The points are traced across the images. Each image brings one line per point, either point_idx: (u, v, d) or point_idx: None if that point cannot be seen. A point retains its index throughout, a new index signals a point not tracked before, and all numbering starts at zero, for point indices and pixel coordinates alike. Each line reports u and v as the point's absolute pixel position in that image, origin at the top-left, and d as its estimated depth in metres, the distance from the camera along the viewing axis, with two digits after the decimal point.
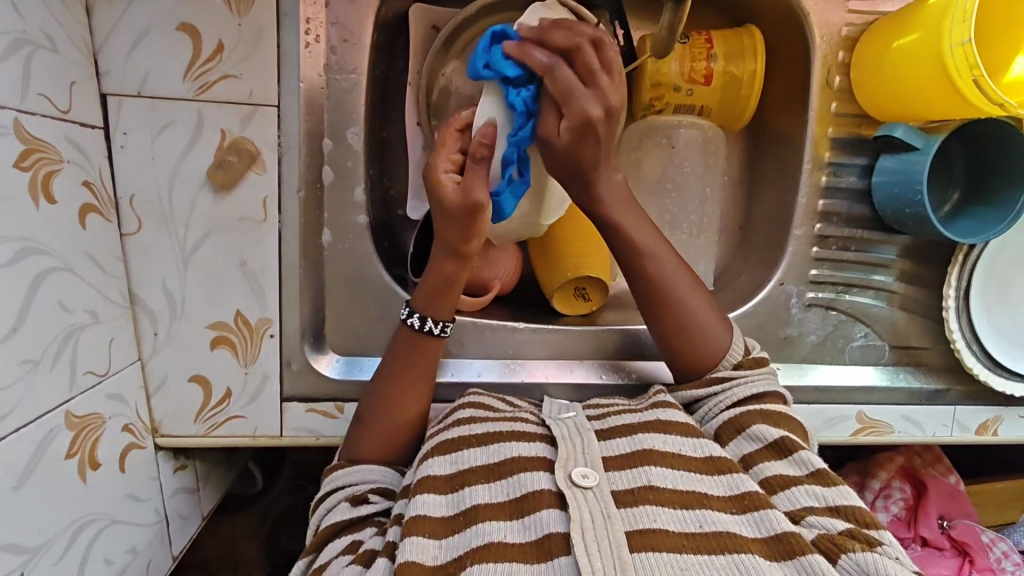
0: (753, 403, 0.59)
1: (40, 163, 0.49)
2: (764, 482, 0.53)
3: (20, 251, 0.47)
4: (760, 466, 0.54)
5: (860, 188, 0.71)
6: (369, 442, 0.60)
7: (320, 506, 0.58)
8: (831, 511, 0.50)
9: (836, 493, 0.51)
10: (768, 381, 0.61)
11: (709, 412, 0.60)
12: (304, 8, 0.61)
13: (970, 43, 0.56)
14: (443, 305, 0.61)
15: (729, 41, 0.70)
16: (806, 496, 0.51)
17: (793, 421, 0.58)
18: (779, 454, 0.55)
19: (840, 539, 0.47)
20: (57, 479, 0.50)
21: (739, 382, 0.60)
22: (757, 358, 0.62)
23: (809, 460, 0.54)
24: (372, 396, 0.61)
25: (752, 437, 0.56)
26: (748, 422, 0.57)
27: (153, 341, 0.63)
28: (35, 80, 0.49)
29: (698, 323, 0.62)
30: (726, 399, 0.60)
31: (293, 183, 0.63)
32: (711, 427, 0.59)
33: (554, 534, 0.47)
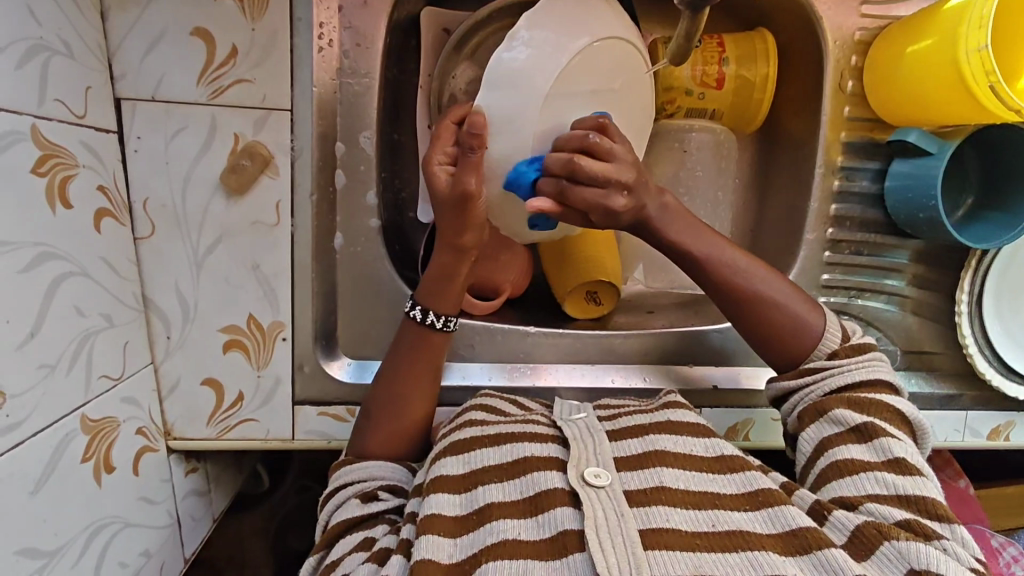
0: (849, 390, 0.57)
1: (57, 168, 0.49)
2: (836, 465, 0.53)
3: (37, 257, 0.47)
4: (834, 449, 0.54)
5: (873, 192, 0.71)
6: (376, 438, 0.60)
7: (328, 505, 0.58)
8: (900, 500, 0.50)
9: (909, 483, 0.50)
10: (866, 370, 0.58)
11: (800, 398, 0.59)
12: (317, 13, 0.62)
13: (987, 49, 0.56)
14: (446, 301, 0.61)
15: (742, 45, 0.70)
16: (873, 483, 0.51)
17: (891, 407, 0.56)
18: (858, 438, 0.53)
19: (887, 527, 0.47)
20: (72, 484, 0.50)
21: (837, 370, 0.58)
22: (857, 345, 0.60)
23: (888, 447, 0.52)
24: (379, 392, 0.61)
25: (834, 421, 0.55)
26: (832, 407, 0.56)
27: (166, 345, 0.63)
28: (51, 86, 0.49)
29: (798, 317, 0.61)
30: (822, 386, 0.58)
31: (306, 187, 0.63)
32: (798, 412, 0.59)
33: (568, 532, 0.47)
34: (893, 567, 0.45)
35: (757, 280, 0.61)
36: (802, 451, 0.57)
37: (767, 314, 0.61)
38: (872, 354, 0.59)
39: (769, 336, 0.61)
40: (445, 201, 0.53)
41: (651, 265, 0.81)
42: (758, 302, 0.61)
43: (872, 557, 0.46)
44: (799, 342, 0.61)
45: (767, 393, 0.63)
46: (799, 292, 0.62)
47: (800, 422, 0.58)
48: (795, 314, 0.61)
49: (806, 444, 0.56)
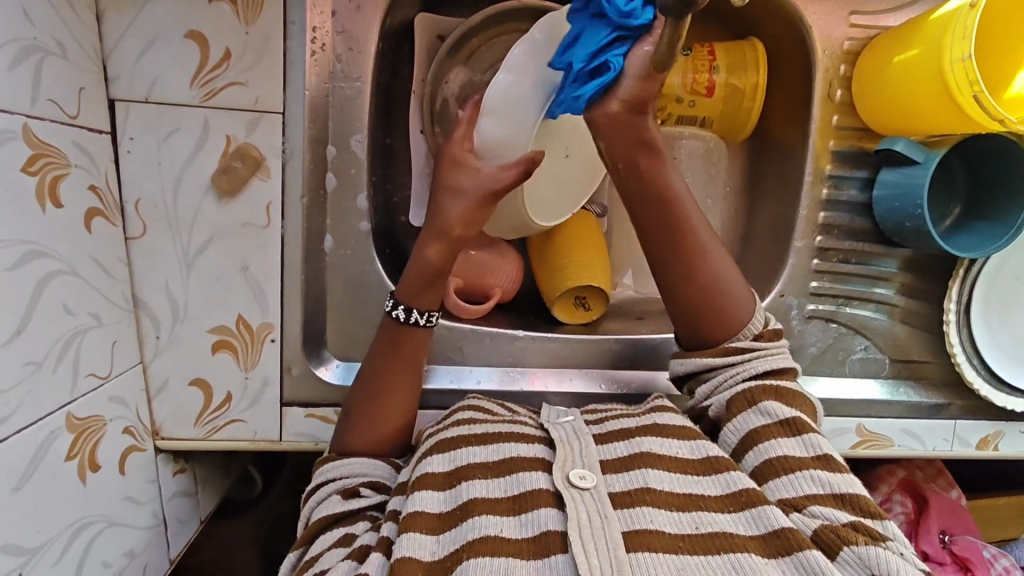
0: (770, 377, 0.58)
1: (47, 168, 0.50)
2: (769, 463, 0.52)
3: (26, 255, 0.47)
4: (765, 444, 0.53)
5: (861, 201, 0.71)
6: (357, 438, 0.61)
7: (309, 499, 0.59)
8: (836, 500, 0.49)
9: (841, 481, 0.50)
10: (784, 356, 0.59)
11: (722, 384, 0.59)
12: (311, 18, 0.62)
13: (970, 59, 0.56)
14: (426, 295, 0.61)
15: (733, 53, 0.71)
16: (809, 482, 0.51)
17: (811, 405, 0.57)
18: (787, 431, 0.53)
19: (844, 531, 0.47)
20: (57, 481, 0.50)
21: (759, 355, 0.59)
22: (777, 330, 0.61)
23: (817, 443, 0.52)
24: (358, 390, 0.62)
25: (762, 412, 0.55)
26: (762, 397, 0.56)
27: (155, 344, 0.63)
28: (45, 86, 0.50)
29: (733, 292, 0.60)
30: (745, 369, 0.58)
31: (296, 190, 0.63)
32: (724, 398, 0.58)
33: (550, 533, 0.48)
34: (854, 570, 0.45)
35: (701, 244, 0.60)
36: (728, 443, 0.57)
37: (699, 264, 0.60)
38: (785, 345, 0.61)
39: (701, 299, 0.60)
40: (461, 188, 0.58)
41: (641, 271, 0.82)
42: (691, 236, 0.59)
43: (835, 564, 0.46)
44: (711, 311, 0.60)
45: (681, 371, 0.63)
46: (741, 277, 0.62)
47: (727, 412, 0.58)
48: (733, 294, 0.60)
49: (732, 435, 0.56)
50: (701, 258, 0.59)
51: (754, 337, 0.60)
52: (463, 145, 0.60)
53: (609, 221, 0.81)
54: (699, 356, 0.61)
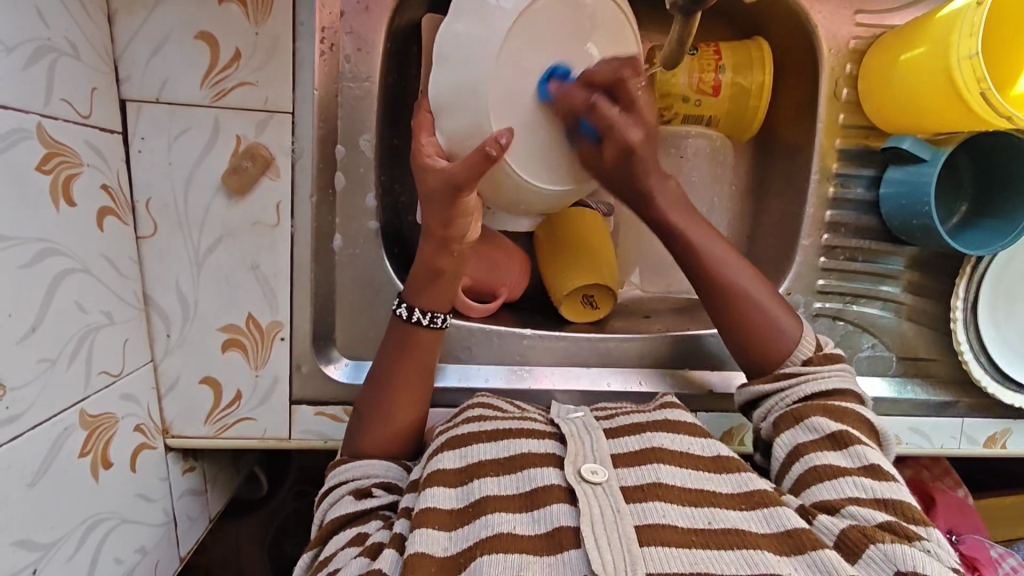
0: (822, 398, 0.58)
1: (61, 167, 0.50)
2: (814, 470, 0.53)
3: (41, 252, 0.48)
4: (810, 455, 0.54)
5: (867, 199, 0.71)
6: (370, 437, 0.61)
7: (325, 500, 0.59)
8: (878, 504, 0.50)
9: (885, 487, 0.51)
10: (839, 377, 0.59)
11: (773, 406, 0.60)
12: (319, 18, 0.63)
13: (977, 57, 0.57)
14: (436, 298, 0.61)
15: (738, 52, 0.71)
16: (853, 487, 0.51)
17: (861, 417, 0.57)
18: (833, 445, 0.54)
19: (871, 530, 0.47)
20: (70, 477, 0.51)
21: (809, 377, 0.59)
22: (829, 354, 0.61)
23: (864, 454, 0.53)
24: (371, 388, 0.62)
25: (809, 428, 0.56)
26: (810, 413, 0.56)
27: (165, 343, 0.64)
28: (58, 86, 0.50)
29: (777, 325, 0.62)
30: (794, 393, 0.59)
31: (305, 189, 0.64)
32: (773, 419, 0.59)
33: (564, 529, 0.48)
34: (881, 569, 0.45)
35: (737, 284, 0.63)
36: (777, 456, 0.57)
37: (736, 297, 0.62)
38: (841, 364, 0.61)
39: (754, 343, 0.62)
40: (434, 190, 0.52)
41: (647, 270, 0.82)
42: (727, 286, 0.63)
43: (860, 561, 0.46)
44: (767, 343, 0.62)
45: (740, 398, 0.64)
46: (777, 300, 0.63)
47: (775, 429, 0.58)
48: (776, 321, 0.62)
49: (779, 449, 0.57)
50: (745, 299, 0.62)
51: (804, 361, 0.61)
52: (429, 146, 0.54)
53: (616, 220, 0.81)
54: (755, 382, 0.62)
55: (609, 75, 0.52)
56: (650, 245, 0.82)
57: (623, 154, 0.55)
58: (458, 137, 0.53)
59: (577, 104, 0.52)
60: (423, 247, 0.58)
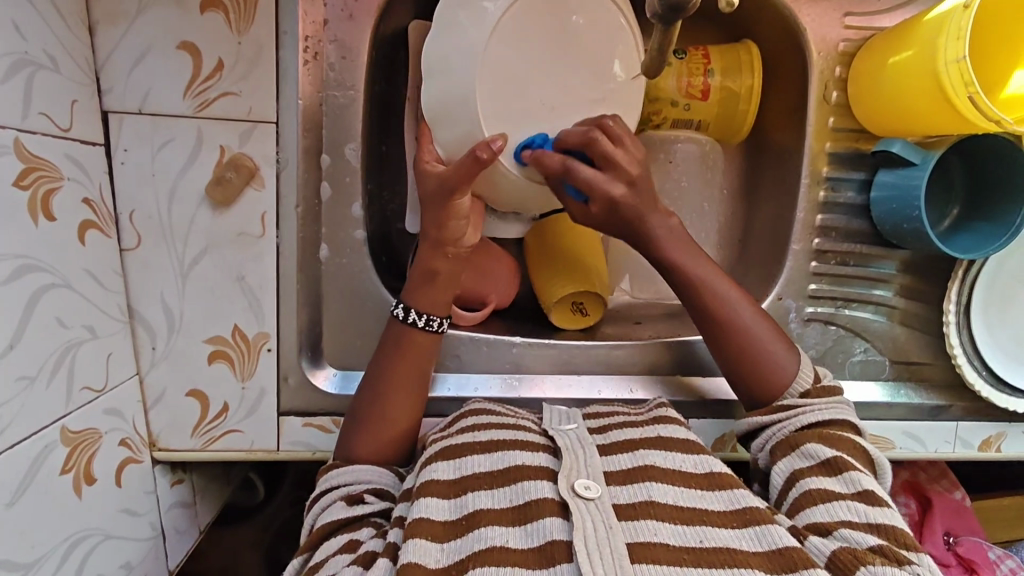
0: (819, 427, 0.57)
1: (40, 181, 0.50)
2: (807, 494, 0.53)
3: (19, 269, 0.47)
4: (804, 480, 0.54)
5: (859, 203, 0.71)
6: (364, 440, 0.60)
7: (315, 507, 0.58)
8: (871, 528, 0.49)
9: (879, 513, 0.50)
10: (835, 410, 0.58)
11: (771, 434, 0.59)
12: (303, 26, 0.62)
13: (965, 60, 0.56)
14: (434, 301, 0.61)
15: (728, 56, 0.71)
16: (846, 510, 0.50)
17: (859, 445, 0.56)
18: (828, 471, 0.53)
19: (863, 552, 0.47)
20: (52, 494, 0.50)
21: (805, 408, 0.58)
22: (828, 387, 0.60)
23: (858, 480, 0.52)
24: (363, 393, 0.62)
25: (806, 455, 0.55)
26: (803, 441, 0.56)
27: (151, 356, 0.63)
28: (36, 99, 0.50)
29: (775, 362, 0.60)
30: (792, 423, 0.58)
31: (290, 199, 0.63)
32: (771, 446, 0.58)
33: (556, 542, 0.47)
34: None
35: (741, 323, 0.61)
36: (773, 485, 0.57)
37: (751, 347, 0.61)
38: (839, 398, 0.60)
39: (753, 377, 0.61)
40: (429, 194, 0.56)
41: (639, 275, 0.82)
42: (742, 337, 0.61)
43: None
44: (763, 385, 0.61)
45: (738, 429, 0.63)
46: (778, 339, 0.61)
47: (771, 457, 0.58)
48: (772, 359, 0.60)
49: (777, 477, 0.56)
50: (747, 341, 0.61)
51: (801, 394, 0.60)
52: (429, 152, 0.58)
53: None
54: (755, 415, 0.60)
55: (580, 133, 0.54)
56: None
57: (627, 186, 0.55)
58: (454, 145, 0.57)
59: (552, 168, 0.54)
60: (421, 248, 0.60)
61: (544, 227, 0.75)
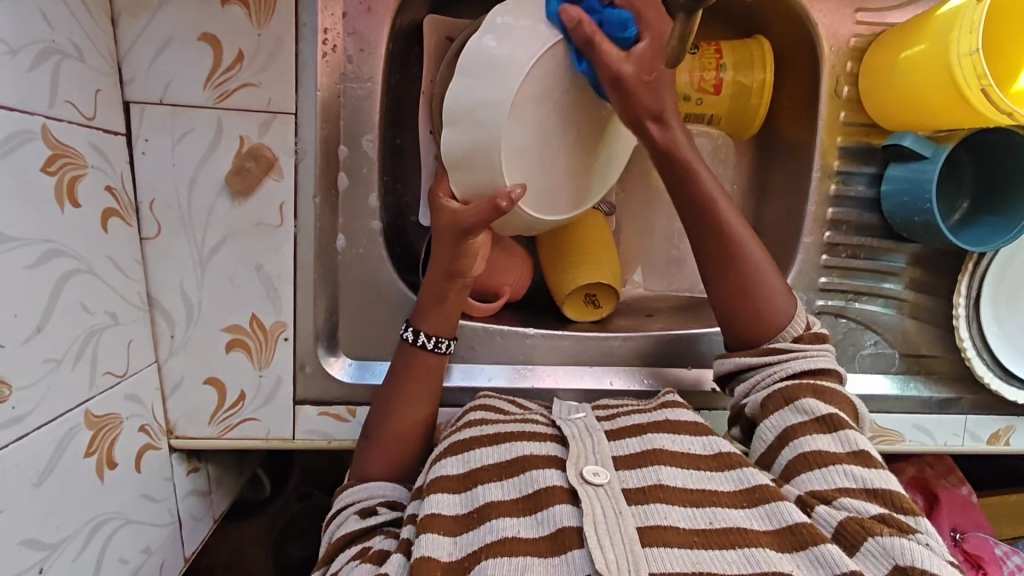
0: (810, 376, 0.58)
1: (66, 168, 0.51)
2: (802, 457, 0.53)
3: (46, 253, 0.48)
4: (799, 440, 0.54)
5: (869, 197, 0.72)
6: (378, 455, 0.61)
7: (332, 522, 0.59)
8: (867, 494, 0.50)
9: (875, 475, 0.51)
10: (825, 359, 0.59)
11: (760, 381, 0.59)
12: (322, 19, 0.63)
13: (977, 53, 0.57)
14: (443, 321, 0.62)
15: (740, 51, 0.71)
16: (844, 477, 0.51)
17: (849, 401, 0.57)
18: (823, 428, 0.54)
19: (869, 522, 0.47)
20: (75, 477, 0.51)
21: (798, 356, 0.59)
22: (819, 334, 0.61)
23: (853, 439, 0.53)
24: (375, 410, 0.62)
25: (799, 410, 0.55)
26: (798, 395, 0.56)
27: (170, 344, 0.64)
28: (62, 87, 0.51)
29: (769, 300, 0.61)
30: (782, 370, 0.58)
31: (309, 190, 0.64)
32: (759, 397, 0.58)
33: (566, 529, 0.48)
34: (878, 563, 0.46)
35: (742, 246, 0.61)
36: (761, 439, 0.57)
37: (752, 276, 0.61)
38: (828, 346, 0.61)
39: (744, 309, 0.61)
40: (444, 230, 0.57)
41: (650, 269, 0.82)
42: (739, 258, 0.61)
43: (858, 554, 0.47)
44: (755, 317, 0.61)
45: (721, 370, 0.63)
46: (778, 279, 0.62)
47: (762, 410, 0.58)
48: (770, 300, 0.61)
49: (767, 431, 0.56)
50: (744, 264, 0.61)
51: (793, 341, 0.60)
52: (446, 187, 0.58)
53: (618, 219, 0.81)
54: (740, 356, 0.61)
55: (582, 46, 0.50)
56: (653, 244, 0.82)
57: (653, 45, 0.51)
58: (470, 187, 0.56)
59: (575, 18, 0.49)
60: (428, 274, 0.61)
61: None
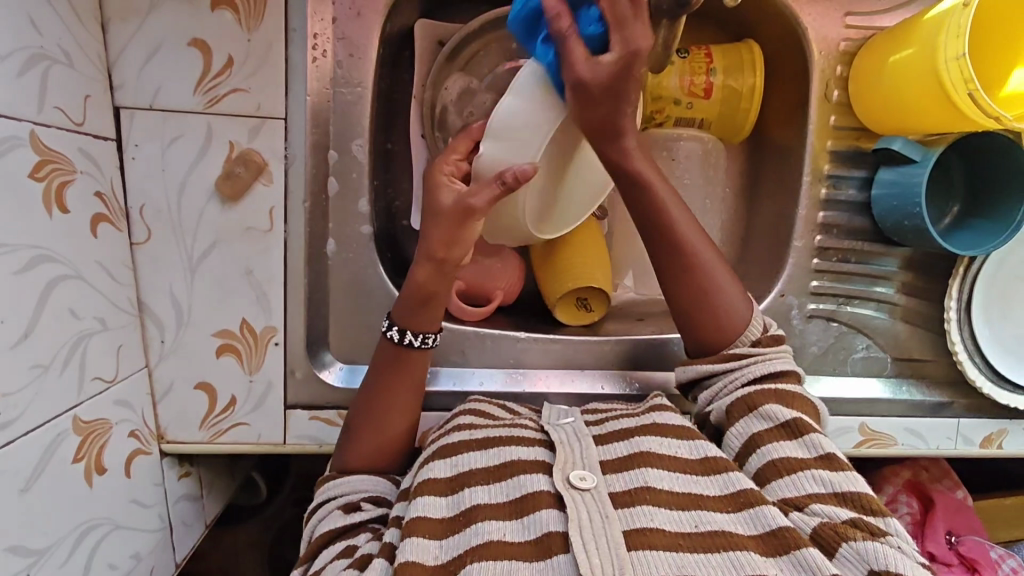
0: (771, 379, 0.58)
1: (54, 174, 0.51)
2: (773, 464, 0.53)
3: (33, 259, 0.48)
4: (767, 446, 0.54)
5: (859, 201, 0.72)
6: (360, 448, 0.61)
7: (313, 517, 0.59)
8: (837, 498, 0.50)
9: (842, 479, 0.50)
10: (784, 360, 0.60)
11: (722, 389, 0.59)
12: (311, 25, 0.63)
13: (965, 58, 0.57)
14: (427, 319, 0.60)
15: (730, 55, 0.71)
16: (812, 481, 0.51)
17: (807, 401, 0.57)
18: (787, 433, 0.54)
19: (844, 528, 0.47)
20: (64, 482, 0.51)
21: (758, 359, 0.59)
22: (776, 336, 0.61)
23: (819, 443, 0.53)
24: (359, 403, 0.62)
25: (764, 416, 0.55)
26: (761, 401, 0.56)
27: (160, 349, 0.64)
28: (51, 94, 0.51)
29: (727, 304, 0.61)
30: (743, 375, 0.58)
31: (298, 195, 0.64)
32: (724, 403, 0.58)
33: (553, 533, 0.48)
34: (854, 568, 0.45)
35: (699, 258, 0.61)
36: (730, 446, 0.57)
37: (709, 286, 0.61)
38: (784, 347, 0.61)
39: (703, 316, 0.61)
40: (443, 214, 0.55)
41: (642, 272, 0.82)
42: (698, 271, 0.61)
43: (834, 560, 0.46)
44: (715, 326, 0.61)
45: (682, 378, 0.63)
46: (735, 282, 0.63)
47: (727, 417, 0.58)
48: (728, 303, 0.61)
49: (733, 439, 0.56)
50: (699, 273, 0.61)
51: (752, 343, 0.60)
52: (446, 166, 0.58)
53: (610, 223, 0.81)
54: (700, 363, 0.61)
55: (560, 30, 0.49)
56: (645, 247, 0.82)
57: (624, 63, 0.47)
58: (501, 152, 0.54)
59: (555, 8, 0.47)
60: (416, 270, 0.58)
61: None
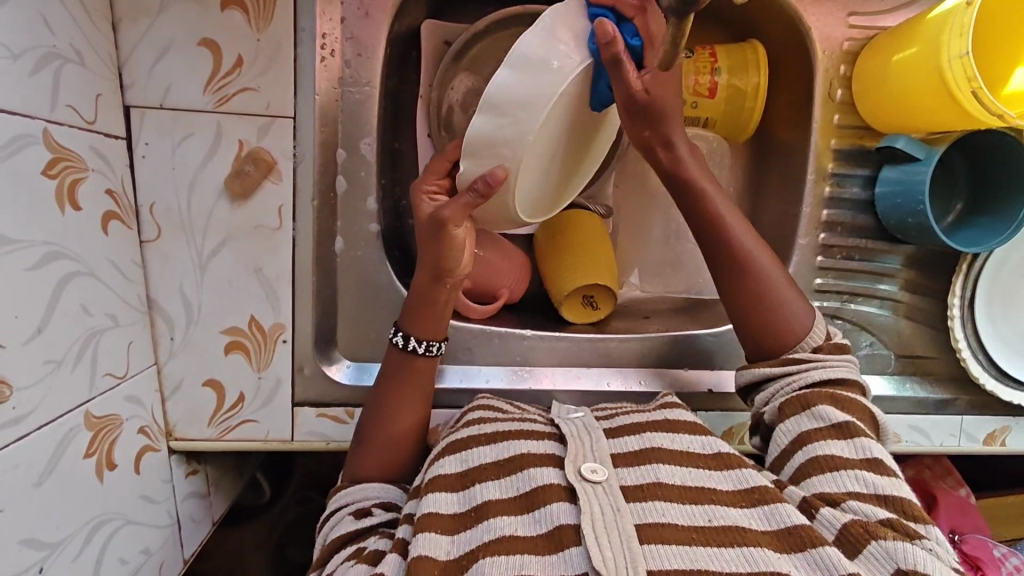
0: (829, 386, 0.58)
1: (67, 171, 0.51)
2: (814, 460, 0.53)
3: (46, 255, 0.49)
4: (814, 443, 0.54)
5: (863, 199, 0.72)
6: (370, 457, 0.61)
7: (326, 525, 0.59)
8: (879, 500, 0.50)
9: (888, 484, 0.51)
10: (843, 369, 0.59)
11: (778, 390, 0.60)
12: (320, 24, 0.64)
13: (968, 56, 0.57)
14: (430, 326, 0.62)
15: (734, 55, 0.72)
16: (852, 481, 0.51)
17: (868, 412, 0.57)
18: (839, 433, 0.54)
19: (875, 526, 0.48)
20: (75, 477, 0.51)
21: (817, 364, 0.59)
22: (840, 344, 0.62)
23: (867, 446, 0.53)
24: (368, 414, 0.62)
25: (816, 416, 0.55)
26: (817, 400, 0.56)
27: (169, 346, 0.64)
28: (64, 92, 0.51)
29: (789, 309, 0.61)
30: (802, 378, 0.59)
31: (307, 193, 0.65)
32: (777, 403, 0.59)
33: (564, 526, 0.48)
34: (882, 566, 0.46)
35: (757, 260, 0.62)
36: (778, 443, 0.57)
37: (766, 290, 0.62)
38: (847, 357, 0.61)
39: (761, 318, 0.62)
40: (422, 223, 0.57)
41: (647, 270, 0.83)
42: (754, 276, 0.62)
43: (859, 557, 0.47)
44: (774, 333, 0.61)
45: (739, 381, 0.64)
46: (796, 290, 0.63)
47: (779, 415, 0.58)
48: (790, 309, 0.61)
49: (783, 435, 0.57)
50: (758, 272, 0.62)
51: (811, 350, 0.61)
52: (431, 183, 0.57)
53: (616, 221, 0.82)
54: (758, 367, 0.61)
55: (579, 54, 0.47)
56: (649, 246, 0.83)
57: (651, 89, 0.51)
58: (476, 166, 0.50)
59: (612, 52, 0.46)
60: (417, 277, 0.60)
61: (555, 225, 0.76)
